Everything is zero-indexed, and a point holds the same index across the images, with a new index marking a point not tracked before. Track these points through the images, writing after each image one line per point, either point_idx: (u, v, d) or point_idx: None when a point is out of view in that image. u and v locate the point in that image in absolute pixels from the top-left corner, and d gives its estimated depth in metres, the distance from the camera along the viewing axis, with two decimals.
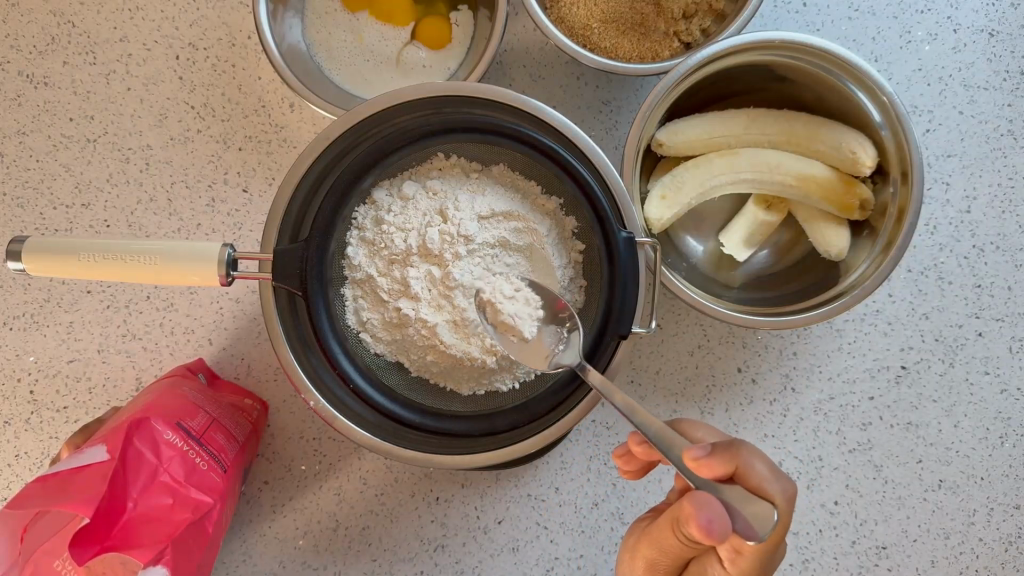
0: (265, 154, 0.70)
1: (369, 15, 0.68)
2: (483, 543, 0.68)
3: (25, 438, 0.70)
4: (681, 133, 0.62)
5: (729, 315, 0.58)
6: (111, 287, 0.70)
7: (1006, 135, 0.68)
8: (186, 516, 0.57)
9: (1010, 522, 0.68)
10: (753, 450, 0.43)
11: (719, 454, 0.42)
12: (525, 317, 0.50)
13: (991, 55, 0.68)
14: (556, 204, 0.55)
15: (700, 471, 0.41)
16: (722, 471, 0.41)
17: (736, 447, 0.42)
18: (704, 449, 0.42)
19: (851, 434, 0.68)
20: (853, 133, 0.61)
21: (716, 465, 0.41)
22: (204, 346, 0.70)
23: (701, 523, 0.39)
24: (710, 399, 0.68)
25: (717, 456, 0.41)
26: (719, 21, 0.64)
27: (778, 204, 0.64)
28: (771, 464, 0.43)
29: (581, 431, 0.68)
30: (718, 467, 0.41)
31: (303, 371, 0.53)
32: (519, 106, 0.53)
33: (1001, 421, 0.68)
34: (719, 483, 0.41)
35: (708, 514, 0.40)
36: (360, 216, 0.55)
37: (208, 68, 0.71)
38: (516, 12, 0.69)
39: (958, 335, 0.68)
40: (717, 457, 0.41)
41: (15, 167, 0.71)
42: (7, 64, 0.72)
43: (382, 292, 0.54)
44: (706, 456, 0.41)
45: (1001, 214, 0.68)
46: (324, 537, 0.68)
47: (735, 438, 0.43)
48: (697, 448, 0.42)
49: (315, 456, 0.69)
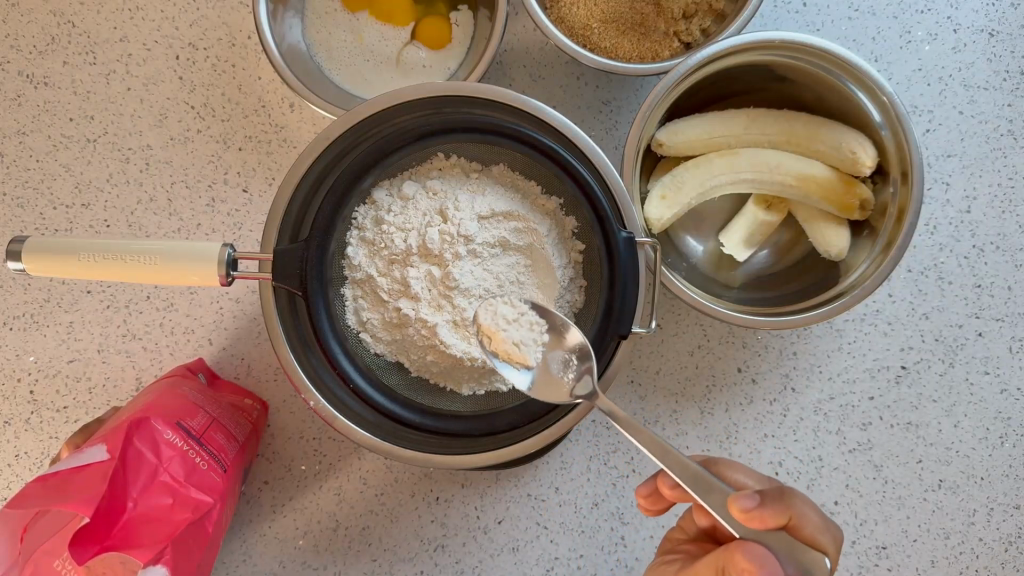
0: (265, 154, 0.70)
1: (369, 15, 0.68)
2: (483, 543, 0.68)
3: (24, 438, 0.70)
4: (681, 133, 0.62)
5: (729, 315, 0.58)
6: (111, 287, 0.70)
7: (1006, 135, 0.68)
8: (186, 515, 0.57)
9: (1010, 522, 0.68)
10: (800, 498, 0.44)
11: (771, 506, 0.42)
12: (530, 343, 0.51)
13: (991, 55, 0.68)
14: (556, 204, 0.55)
15: (751, 523, 0.42)
16: (774, 523, 0.42)
17: (786, 496, 0.43)
18: (754, 499, 0.42)
19: (851, 434, 0.68)
20: (853, 133, 0.61)
21: (768, 518, 0.42)
22: (204, 346, 0.70)
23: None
24: (710, 399, 0.68)
25: (768, 507, 0.42)
26: (719, 21, 0.64)
27: (778, 204, 0.64)
28: (816, 510, 0.45)
29: (581, 431, 0.68)
30: (771, 520, 0.42)
31: (303, 370, 0.53)
32: (519, 106, 0.53)
33: (1001, 421, 0.68)
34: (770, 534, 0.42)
35: (769, 571, 0.40)
36: (360, 216, 0.55)
37: (208, 68, 0.71)
38: (516, 12, 0.69)
39: (958, 335, 0.68)
40: (768, 508, 0.42)
41: (15, 167, 0.71)
42: (7, 64, 0.72)
43: (382, 292, 0.54)
44: (758, 509, 0.42)
45: (1001, 214, 0.68)
46: (324, 537, 0.68)
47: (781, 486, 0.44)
48: (746, 499, 0.42)
49: (315, 456, 0.69)
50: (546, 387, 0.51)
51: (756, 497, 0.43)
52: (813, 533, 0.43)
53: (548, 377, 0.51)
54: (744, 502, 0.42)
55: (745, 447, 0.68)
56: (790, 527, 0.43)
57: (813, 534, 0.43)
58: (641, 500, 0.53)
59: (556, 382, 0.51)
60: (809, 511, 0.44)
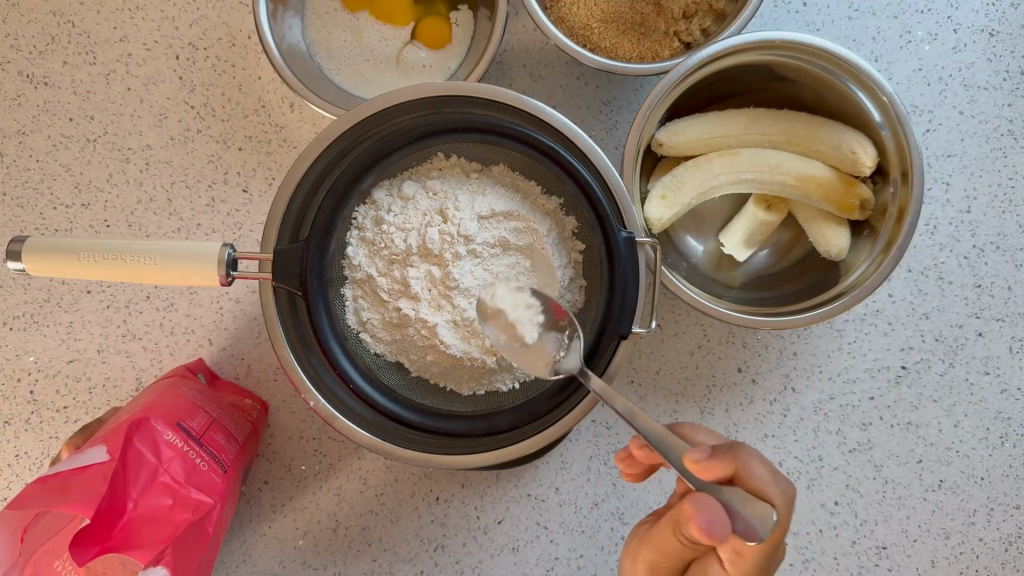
0: (265, 155, 0.70)
1: (369, 15, 0.68)
2: (483, 543, 0.68)
3: (25, 439, 0.70)
4: (681, 133, 0.62)
5: (728, 314, 0.58)
6: (111, 287, 0.70)
7: (1006, 135, 0.68)
8: (186, 516, 0.57)
9: (1010, 522, 0.68)
10: (752, 453, 0.43)
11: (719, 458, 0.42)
12: (524, 321, 0.48)
13: (991, 55, 0.68)
14: (556, 204, 0.55)
15: (701, 474, 0.42)
16: (721, 473, 0.42)
17: (735, 449, 0.43)
18: (705, 451, 0.42)
19: (852, 434, 0.68)
20: (854, 133, 0.61)
21: (715, 469, 0.42)
22: (204, 346, 0.70)
23: (700, 524, 0.41)
24: (710, 398, 0.68)
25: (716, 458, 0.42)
26: (719, 21, 0.63)
27: (778, 204, 0.64)
28: (769, 465, 0.43)
29: (581, 431, 0.68)
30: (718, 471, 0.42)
31: (303, 371, 0.53)
32: (519, 106, 0.53)
33: (1001, 421, 0.68)
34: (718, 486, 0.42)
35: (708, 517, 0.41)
36: (360, 216, 0.55)
37: (209, 68, 0.71)
38: (516, 12, 0.69)
39: (958, 335, 0.68)
40: (716, 460, 0.42)
41: (15, 167, 0.71)
42: (7, 64, 0.72)
43: (382, 292, 0.54)
44: (705, 460, 0.42)
45: (1001, 214, 0.68)
46: (324, 537, 0.68)
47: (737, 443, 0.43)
48: (697, 450, 0.42)
49: (315, 456, 0.69)
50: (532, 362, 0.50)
51: (707, 450, 0.42)
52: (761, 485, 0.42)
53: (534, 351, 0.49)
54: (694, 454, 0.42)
55: None
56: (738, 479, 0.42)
57: (760, 485, 0.42)
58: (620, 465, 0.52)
59: (540, 357, 0.49)
60: (760, 466, 0.43)
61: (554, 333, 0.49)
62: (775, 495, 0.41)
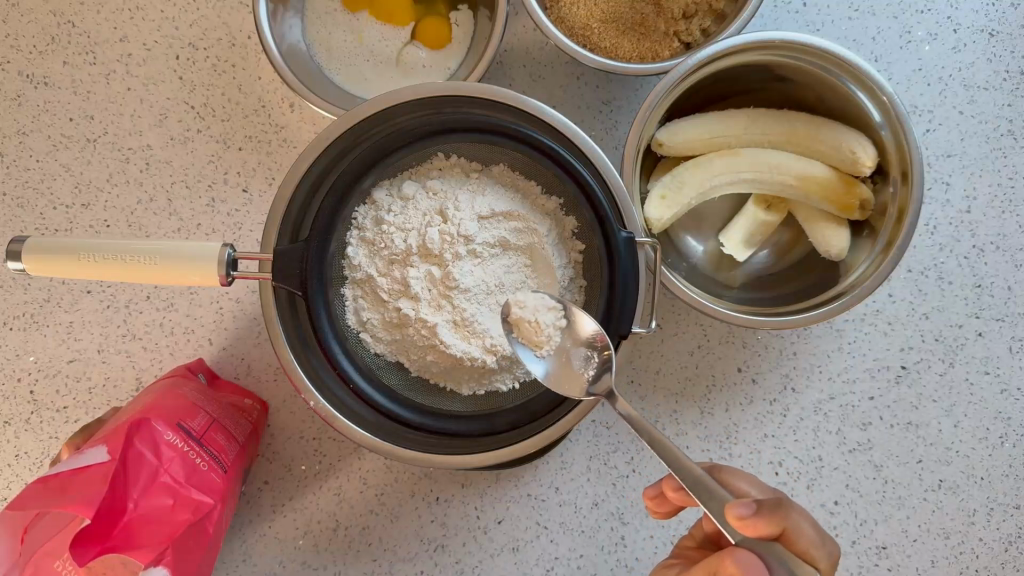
0: (265, 155, 0.70)
1: (369, 15, 0.68)
2: (483, 543, 0.68)
3: (24, 438, 0.70)
4: (681, 133, 0.62)
5: (729, 315, 0.58)
6: (111, 287, 0.70)
7: (1006, 135, 0.68)
8: (186, 516, 0.57)
9: (1010, 522, 0.68)
10: (797, 512, 0.44)
11: (767, 516, 0.42)
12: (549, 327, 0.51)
13: (991, 56, 0.68)
14: (556, 204, 0.55)
15: (745, 529, 0.42)
16: (768, 531, 0.42)
17: (783, 508, 0.43)
18: (750, 508, 0.42)
19: (851, 434, 0.68)
20: (854, 134, 0.61)
21: (763, 526, 0.42)
22: (204, 346, 0.70)
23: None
24: (710, 399, 0.68)
25: (764, 516, 0.42)
26: (719, 21, 0.64)
27: (778, 204, 0.65)
28: (813, 523, 0.45)
29: (581, 431, 0.68)
30: (765, 528, 0.42)
31: (303, 371, 0.53)
32: (519, 106, 0.53)
33: (1001, 421, 0.68)
34: (763, 543, 0.43)
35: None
36: (360, 217, 0.55)
37: (208, 68, 0.71)
38: (516, 12, 0.69)
39: (958, 335, 0.68)
40: (763, 517, 0.42)
41: (15, 167, 0.71)
42: (7, 65, 0.72)
43: (382, 292, 0.54)
44: (752, 516, 0.42)
45: (1001, 214, 0.68)
46: (324, 537, 0.68)
47: (783, 497, 0.44)
48: (743, 506, 0.42)
49: (315, 456, 0.69)
50: (564, 380, 0.51)
51: (753, 505, 0.43)
52: (807, 546, 0.44)
53: (566, 369, 0.52)
54: (740, 509, 0.42)
55: (745, 447, 0.68)
56: (784, 538, 0.44)
57: (807, 547, 0.44)
58: (648, 501, 0.54)
59: (573, 376, 0.51)
60: (805, 523, 0.44)
61: (584, 349, 0.52)
62: (820, 557, 0.44)
